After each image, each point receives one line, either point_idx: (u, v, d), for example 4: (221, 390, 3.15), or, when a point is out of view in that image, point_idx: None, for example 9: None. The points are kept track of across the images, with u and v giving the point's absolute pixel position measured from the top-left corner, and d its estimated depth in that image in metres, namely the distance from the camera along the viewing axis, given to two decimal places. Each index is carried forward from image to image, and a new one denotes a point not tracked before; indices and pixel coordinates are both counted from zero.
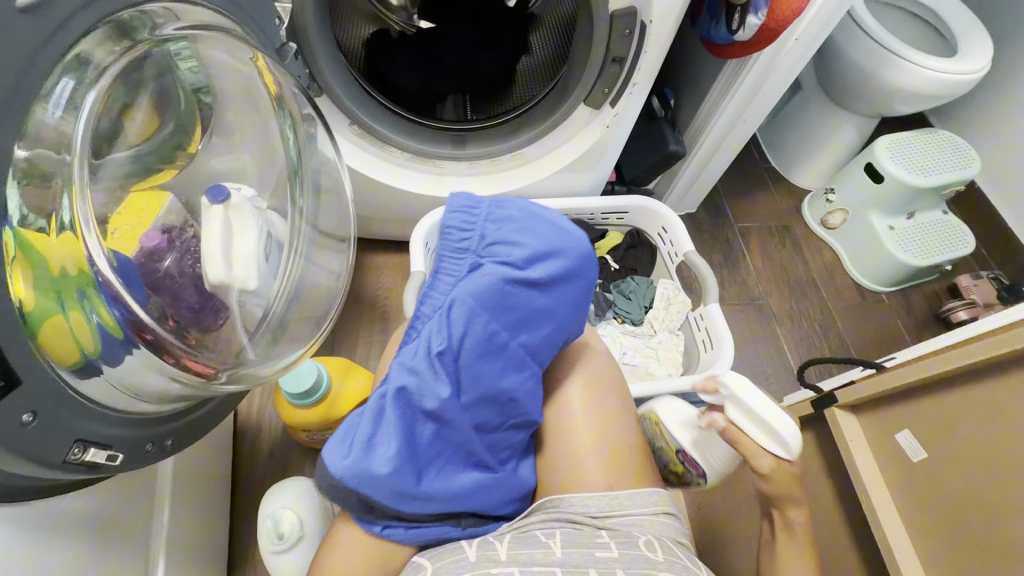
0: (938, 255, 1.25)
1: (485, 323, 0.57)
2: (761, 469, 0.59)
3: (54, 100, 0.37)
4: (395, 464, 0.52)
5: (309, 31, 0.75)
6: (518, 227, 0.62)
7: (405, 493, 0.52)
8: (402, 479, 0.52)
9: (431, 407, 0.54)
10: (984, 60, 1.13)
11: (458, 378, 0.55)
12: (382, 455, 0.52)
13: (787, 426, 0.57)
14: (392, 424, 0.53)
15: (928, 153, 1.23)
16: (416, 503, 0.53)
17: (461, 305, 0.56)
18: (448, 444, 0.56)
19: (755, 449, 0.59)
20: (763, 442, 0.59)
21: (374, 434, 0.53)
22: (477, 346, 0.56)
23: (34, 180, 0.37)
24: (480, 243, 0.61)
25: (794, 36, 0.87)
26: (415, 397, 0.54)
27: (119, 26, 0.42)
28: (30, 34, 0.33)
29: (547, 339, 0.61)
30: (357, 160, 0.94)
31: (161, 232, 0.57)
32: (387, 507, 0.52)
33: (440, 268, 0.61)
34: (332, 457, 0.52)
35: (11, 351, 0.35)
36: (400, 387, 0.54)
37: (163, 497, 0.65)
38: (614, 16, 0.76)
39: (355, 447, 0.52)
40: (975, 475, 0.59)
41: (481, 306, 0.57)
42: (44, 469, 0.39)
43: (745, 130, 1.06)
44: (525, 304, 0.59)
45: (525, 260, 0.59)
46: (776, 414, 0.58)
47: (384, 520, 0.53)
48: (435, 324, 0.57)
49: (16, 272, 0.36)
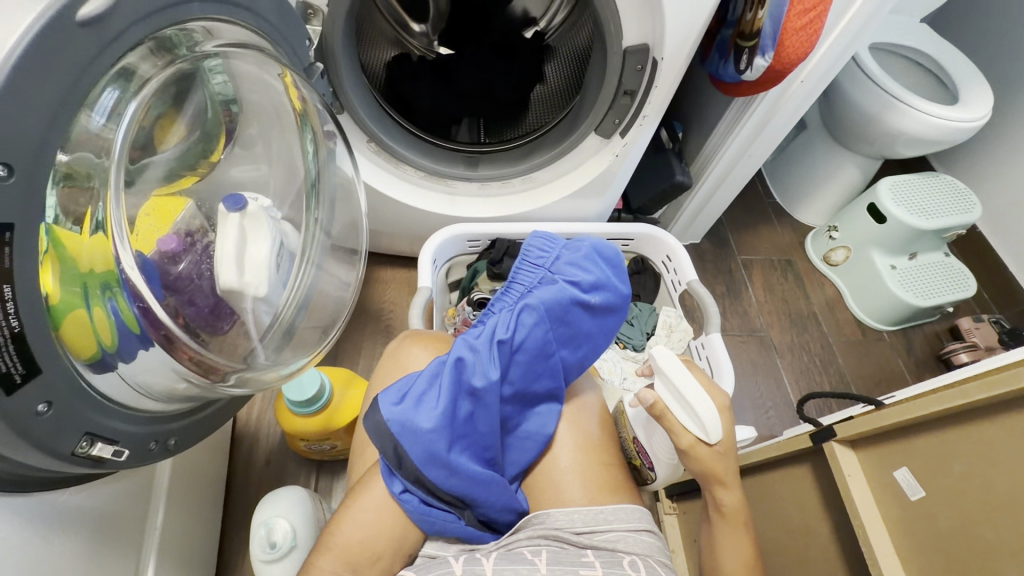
0: (938, 296, 1.26)
1: (543, 328, 0.58)
2: (681, 445, 0.58)
3: (98, 108, 0.40)
4: (437, 424, 0.53)
5: (336, 52, 0.79)
6: (593, 254, 0.62)
7: (435, 456, 0.53)
8: (438, 441, 0.53)
9: (476, 390, 0.55)
10: (985, 109, 1.16)
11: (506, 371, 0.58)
12: (427, 411, 0.54)
13: (702, 404, 0.56)
14: (443, 389, 0.55)
15: (929, 196, 1.25)
16: (439, 473, 0.53)
17: (529, 308, 0.58)
18: (479, 428, 0.56)
19: (678, 427, 0.58)
20: (682, 420, 0.58)
21: (423, 393, 0.55)
22: (530, 345, 0.58)
23: (74, 181, 0.40)
24: (555, 262, 0.62)
25: (800, 78, 0.91)
26: (466, 372, 0.55)
27: (164, 41, 0.45)
28: (87, 48, 0.35)
29: (584, 357, 0.64)
30: (372, 176, 0.96)
31: (178, 236, 0.58)
32: (412, 466, 0.53)
33: (516, 276, 0.63)
34: (385, 404, 0.55)
35: (36, 343, 0.36)
36: (458, 358, 0.56)
37: (158, 499, 0.65)
38: (628, 51, 0.79)
39: (405, 400, 0.55)
40: (970, 516, 0.59)
41: (545, 312, 0.59)
42: (53, 460, 0.40)
43: (750, 165, 1.09)
44: (579, 323, 0.61)
45: (592, 285, 0.60)
46: (694, 392, 0.57)
47: (405, 482, 0.54)
48: (504, 317, 0.59)
49: (48, 266, 0.38)
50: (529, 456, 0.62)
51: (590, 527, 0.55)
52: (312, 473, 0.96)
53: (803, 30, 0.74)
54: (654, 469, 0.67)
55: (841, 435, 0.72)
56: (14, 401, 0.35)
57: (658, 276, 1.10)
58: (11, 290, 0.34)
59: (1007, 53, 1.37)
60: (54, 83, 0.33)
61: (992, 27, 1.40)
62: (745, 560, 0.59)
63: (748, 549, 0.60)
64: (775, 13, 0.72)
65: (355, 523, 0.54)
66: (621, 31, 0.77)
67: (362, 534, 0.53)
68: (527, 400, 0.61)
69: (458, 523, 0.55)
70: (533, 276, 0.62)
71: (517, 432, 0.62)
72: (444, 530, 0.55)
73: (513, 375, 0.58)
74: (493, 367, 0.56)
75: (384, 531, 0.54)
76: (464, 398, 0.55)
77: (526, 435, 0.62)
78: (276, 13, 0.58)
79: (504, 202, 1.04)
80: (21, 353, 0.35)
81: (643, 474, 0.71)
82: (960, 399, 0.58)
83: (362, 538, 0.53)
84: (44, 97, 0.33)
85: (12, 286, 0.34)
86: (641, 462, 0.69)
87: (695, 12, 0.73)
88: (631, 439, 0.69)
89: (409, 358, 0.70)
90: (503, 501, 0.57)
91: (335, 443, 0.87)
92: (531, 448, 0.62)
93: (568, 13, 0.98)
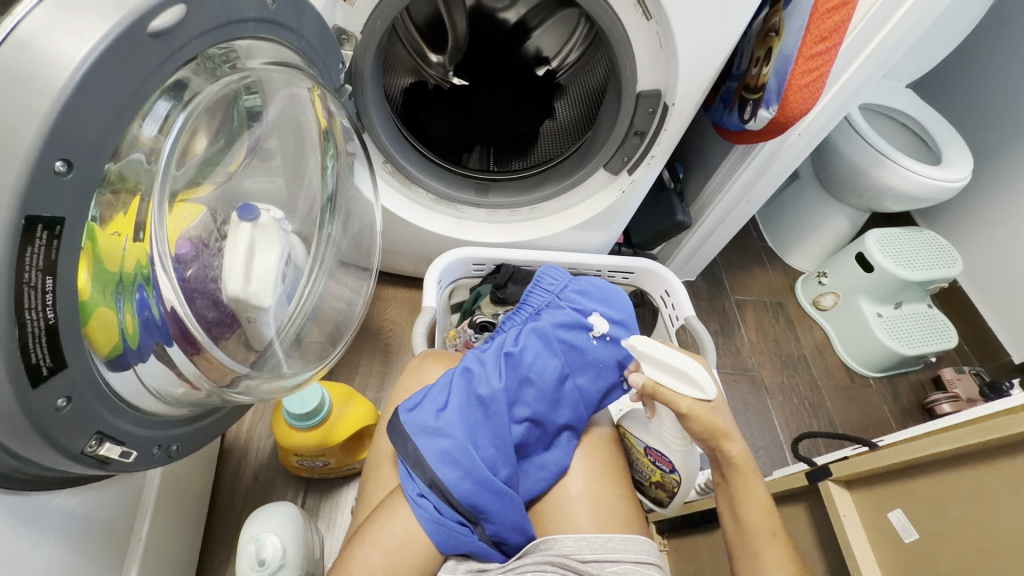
0: (923, 346, 1.30)
1: (553, 349, 0.61)
2: (680, 409, 0.59)
3: (151, 117, 0.41)
4: (447, 424, 0.56)
5: (365, 78, 0.82)
6: (600, 289, 0.65)
7: (447, 454, 0.54)
8: (449, 439, 0.55)
9: (484, 398, 0.57)
10: (965, 172, 1.24)
11: (518, 388, 0.59)
12: (436, 414, 0.56)
13: (686, 363, 0.58)
14: (454, 394, 0.58)
15: (915, 249, 1.31)
16: (451, 474, 0.54)
17: (538, 329, 0.62)
18: (492, 439, 0.57)
19: (675, 396, 0.59)
20: (675, 387, 0.59)
21: (437, 398, 0.58)
22: (541, 364, 0.60)
23: (118, 189, 0.41)
24: (562, 292, 0.65)
25: (797, 132, 0.96)
26: (474, 381, 0.58)
27: (211, 58, 0.47)
28: (153, 55, 0.37)
29: (601, 387, 0.64)
30: (387, 196, 0.99)
31: (191, 243, 0.57)
32: (428, 466, 0.54)
33: (525, 300, 0.66)
34: (404, 411, 0.58)
35: (68, 338, 0.36)
36: (466, 368, 0.60)
37: (146, 507, 0.64)
38: (640, 95, 0.83)
39: (420, 406, 0.58)
40: (966, 563, 0.57)
41: (551, 334, 0.61)
42: (62, 459, 0.39)
43: (746, 210, 1.14)
44: (588, 351, 0.62)
45: (595, 313, 0.63)
46: (677, 357, 0.58)
47: (422, 485, 0.54)
48: (512, 333, 0.63)
49: (83, 265, 0.38)
50: (542, 486, 0.62)
51: (599, 556, 0.56)
52: (300, 490, 0.93)
53: (807, 87, 0.78)
54: (674, 470, 0.67)
55: (837, 475, 0.71)
56: (36, 394, 0.35)
57: (655, 310, 1.12)
58: (53, 282, 0.34)
59: (987, 122, 1.47)
60: (119, 90, 0.35)
61: (973, 96, 1.50)
62: (761, 507, 0.60)
63: (762, 500, 0.60)
64: (780, 70, 0.77)
65: (376, 549, 0.52)
66: (636, 75, 0.81)
67: (383, 560, 0.52)
68: (545, 428, 0.61)
69: (472, 537, 0.55)
70: (542, 300, 0.65)
71: (532, 459, 0.62)
72: (459, 544, 0.54)
73: (527, 395, 0.60)
74: (499, 379, 0.59)
75: (405, 559, 0.53)
76: (474, 406, 0.57)
77: (542, 466, 0.62)
78: (316, 36, 0.60)
79: (511, 229, 1.06)
80: (51, 345, 0.35)
81: (668, 486, 0.70)
82: (947, 445, 0.59)
83: (383, 566, 0.52)
84: (110, 102, 0.34)
85: (55, 279, 0.34)
86: (662, 471, 0.69)
87: (706, 65, 0.78)
88: (642, 449, 0.69)
89: (426, 376, 0.70)
90: (512, 519, 0.56)
91: (328, 460, 0.85)
92: (546, 479, 0.62)
93: (581, 53, 1.03)
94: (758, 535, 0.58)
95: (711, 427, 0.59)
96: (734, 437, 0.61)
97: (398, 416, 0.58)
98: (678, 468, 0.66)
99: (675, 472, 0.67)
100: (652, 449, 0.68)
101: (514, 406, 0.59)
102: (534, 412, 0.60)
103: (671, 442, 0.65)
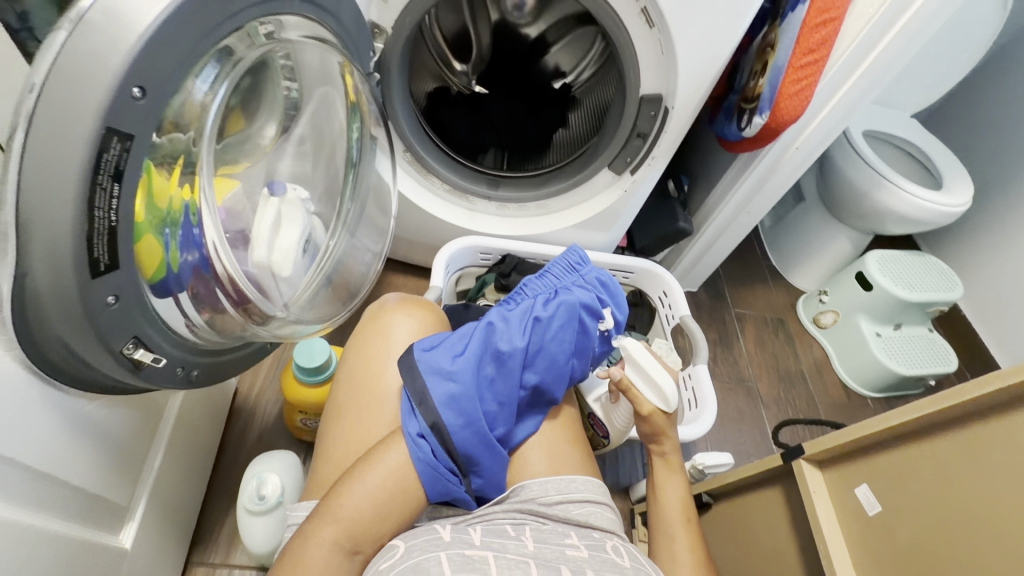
0: (921, 367, 1.32)
1: (572, 325, 0.66)
2: (642, 411, 0.70)
3: (203, 76, 0.49)
4: (462, 370, 0.60)
5: (392, 71, 0.90)
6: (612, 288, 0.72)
7: (455, 399, 0.58)
8: (457, 385, 0.59)
9: (501, 352, 0.62)
10: (966, 198, 1.28)
11: (533, 352, 0.64)
12: (456, 360, 0.61)
13: (662, 377, 0.69)
14: (473, 345, 0.62)
15: (915, 270, 1.33)
16: (455, 419, 0.57)
17: (565, 302, 0.66)
18: (498, 395, 0.62)
19: (641, 400, 0.70)
20: (645, 393, 0.70)
21: (454, 345, 0.63)
22: (560, 334, 0.65)
23: (175, 130, 0.48)
24: (588, 276, 0.70)
25: (795, 146, 1.01)
26: (495, 336, 0.63)
27: (252, 32, 0.53)
28: (216, 15, 0.44)
29: (585, 369, 0.71)
30: (405, 183, 1.06)
31: (226, 213, 0.63)
32: (433, 407, 0.57)
33: (548, 270, 0.72)
34: (420, 349, 0.63)
35: (124, 243, 0.43)
36: (491, 322, 0.65)
37: (159, 439, 0.69)
38: (643, 98, 0.90)
39: (436, 348, 0.63)
40: (923, 531, 0.60)
41: (575, 310, 0.66)
42: (103, 354, 0.45)
43: (748, 221, 1.19)
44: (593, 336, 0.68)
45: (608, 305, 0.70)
46: (657, 372, 0.69)
47: (423, 426, 0.57)
48: (537, 300, 0.68)
49: (142, 189, 0.45)
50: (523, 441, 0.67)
51: (564, 496, 0.61)
52: (300, 453, 0.98)
53: (797, 96, 0.83)
54: (607, 436, 0.84)
55: (810, 453, 0.71)
56: (93, 285, 0.41)
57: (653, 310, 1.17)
58: (118, 189, 0.41)
59: (992, 153, 1.50)
60: (186, 40, 0.42)
61: (979, 128, 1.54)
62: (681, 499, 0.68)
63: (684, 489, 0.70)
64: (773, 79, 0.83)
65: (364, 494, 0.54)
66: (639, 79, 0.87)
67: (370, 505, 0.54)
68: (543, 396, 0.66)
69: (458, 487, 0.58)
70: (566, 277, 0.70)
71: (522, 424, 0.67)
72: (447, 491, 0.57)
73: (539, 362, 0.64)
74: (521, 337, 0.63)
75: (393, 503, 0.55)
76: (489, 359, 0.62)
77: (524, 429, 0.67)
78: (352, 23, 0.68)
79: (519, 222, 1.13)
80: (110, 245, 0.41)
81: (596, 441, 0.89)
82: (913, 413, 0.60)
83: (372, 512, 0.54)
84: (179, 48, 0.42)
85: (120, 187, 0.41)
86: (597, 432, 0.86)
87: (704, 74, 0.85)
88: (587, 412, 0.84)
89: (389, 325, 0.73)
90: (498, 478, 0.61)
91: None
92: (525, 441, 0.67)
93: (595, 70, 1.09)
94: (672, 523, 0.66)
95: (657, 430, 0.71)
96: (672, 442, 0.72)
97: (414, 352, 0.63)
98: (611, 436, 0.83)
99: (606, 438, 0.85)
100: (596, 418, 0.83)
101: (525, 369, 0.64)
102: (541, 380, 0.65)
103: (618, 421, 0.80)
